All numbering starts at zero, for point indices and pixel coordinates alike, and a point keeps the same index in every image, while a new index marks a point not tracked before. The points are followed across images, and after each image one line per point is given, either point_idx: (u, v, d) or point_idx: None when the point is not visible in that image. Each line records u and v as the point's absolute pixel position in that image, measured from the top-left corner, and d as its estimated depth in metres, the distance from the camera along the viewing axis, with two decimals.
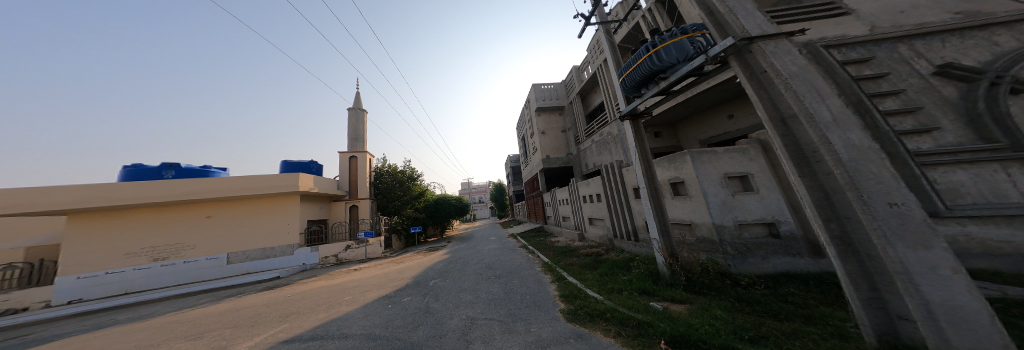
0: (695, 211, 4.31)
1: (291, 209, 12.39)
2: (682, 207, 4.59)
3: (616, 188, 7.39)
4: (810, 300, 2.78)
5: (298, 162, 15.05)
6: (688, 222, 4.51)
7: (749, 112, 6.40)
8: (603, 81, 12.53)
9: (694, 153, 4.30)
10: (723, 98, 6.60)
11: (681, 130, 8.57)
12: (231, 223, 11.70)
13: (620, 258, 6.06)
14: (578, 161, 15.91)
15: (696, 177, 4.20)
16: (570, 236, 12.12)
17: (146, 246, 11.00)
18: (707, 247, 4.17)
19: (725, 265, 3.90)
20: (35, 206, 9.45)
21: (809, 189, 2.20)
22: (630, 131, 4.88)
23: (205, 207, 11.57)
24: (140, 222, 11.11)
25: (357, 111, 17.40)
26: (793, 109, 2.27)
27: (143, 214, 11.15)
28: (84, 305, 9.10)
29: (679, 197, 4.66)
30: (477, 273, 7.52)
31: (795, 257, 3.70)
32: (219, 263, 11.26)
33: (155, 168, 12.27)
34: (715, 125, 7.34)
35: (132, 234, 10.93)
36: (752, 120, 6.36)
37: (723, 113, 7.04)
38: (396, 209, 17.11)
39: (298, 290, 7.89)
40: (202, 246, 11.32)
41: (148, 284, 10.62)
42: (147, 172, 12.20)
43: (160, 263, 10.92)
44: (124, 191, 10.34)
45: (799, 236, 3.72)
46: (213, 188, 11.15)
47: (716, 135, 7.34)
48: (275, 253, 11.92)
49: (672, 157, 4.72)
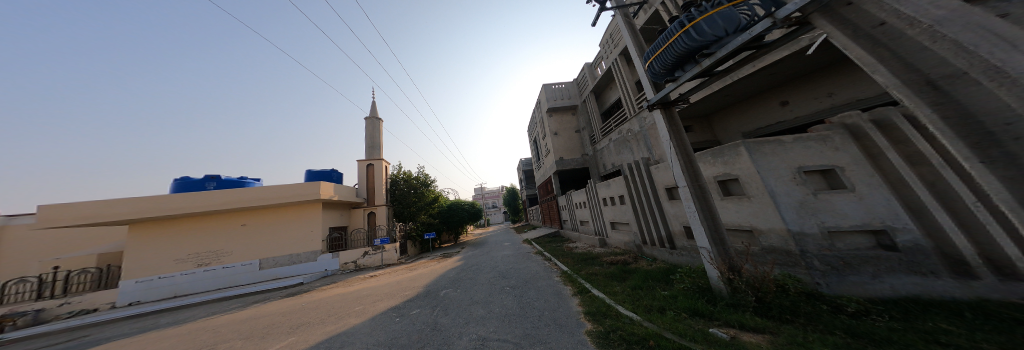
0: (762, 215, 3.65)
1: (314, 216, 12.70)
2: (738, 210, 3.99)
3: (643, 189, 6.57)
4: (982, 343, 1.90)
5: (319, 171, 15.61)
6: (750, 228, 3.86)
7: (810, 97, 5.37)
8: (620, 76, 11.72)
9: (751, 145, 3.70)
10: (774, 81, 5.61)
11: (716, 122, 7.60)
12: (259, 231, 12.20)
13: (656, 269, 5.27)
14: (594, 162, 15.03)
15: (757, 172, 3.61)
16: (589, 241, 11.24)
17: (189, 252, 11.69)
18: (780, 258, 3.55)
19: (812, 284, 3.28)
20: (96, 217, 10.37)
21: (1005, 183, 1.24)
22: (662, 124, 4.20)
23: (239, 216, 12.15)
24: (184, 230, 11.84)
25: (373, 120, 17.91)
26: (954, 67, 1.32)
27: (185, 223, 11.87)
28: (136, 308, 9.72)
29: (737, 198, 3.97)
30: (490, 283, 6.95)
31: (926, 278, 2.77)
32: (253, 269, 11.74)
33: (199, 181, 13.23)
34: (762, 114, 6.34)
35: (178, 242, 11.71)
36: (815, 105, 5.33)
37: (774, 99, 6.03)
38: (411, 215, 17.16)
39: (318, 297, 7.85)
40: (238, 252, 11.89)
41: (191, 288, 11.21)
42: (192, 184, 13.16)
43: (203, 269, 11.55)
44: (169, 202, 11.08)
45: (929, 249, 2.80)
46: (243, 198, 11.66)
47: (764, 125, 6.34)
48: (300, 260, 12.21)
49: (723, 148, 4.04)
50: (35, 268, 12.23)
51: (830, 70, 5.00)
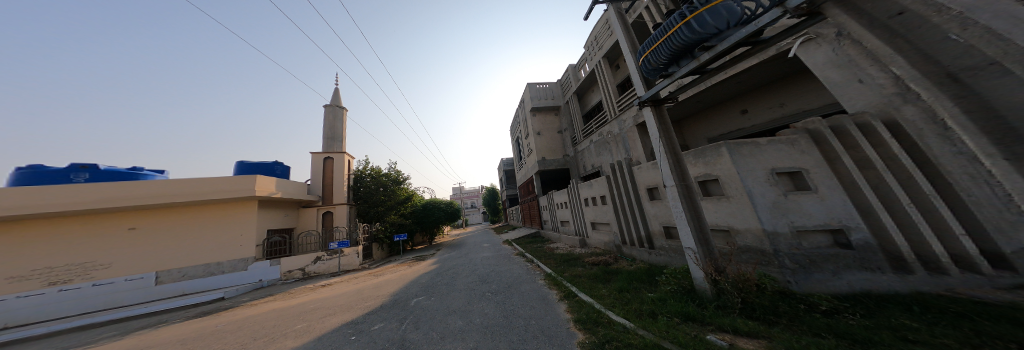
0: (741, 215, 3.82)
1: (246, 217, 10.73)
2: (718, 209, 4.16)
3: (625, 188, 6.69)
4: (943, 340, 1.88)
5: (258, 163, 13.28)
6: (727, 228, 4.06)
7: (766, 107, 5.99)
8: (603, 79, 12.16)
9: (731, 146, 3.85)
10: (739, 90, 6.14)
11: (685, 128, 8.15)
12: (162, 236, 9.87)
13: (640, 268, 5.39)
14: (575, 162, 15.36)
15: (737, 172, 3.77)
16: (569, 242, 11.33)
17: (38, 267, 8.85)
18: (753, 257, 3.75)
19: (783, 282, 3.41)
20: None
21: None
22: (651, 121, 4.21)
23: (128, 217, 9.71)
24: (35, 237, 8.98)
25: (335, 107, 15.93)
26: None
27: (36, 227, 9.00)
28: None
29: (717, 198, 4.14)
30: (468, 288, 6.43)
31: (874, 273, 3.04)
32: (144, 285, 9.29)
33: (62, 171, 10.09)
34: (725, 121, 6.91)
35: (25, 251, 8.83)
36: (769, 115, 5.96)
37: (736, 108, 6.62)
38: (378, 215, 15.57)
39: (250, 314, 6.50)
40: (121, 264, 9.41)
41: (39, 315, 8.30)
42: (49, 175, 9.96)
43: (54, 288, 8.65)
44: (13, 199, 8.32)
45: (878, 247, 3.09)
46: (145, 193, 9.36)
47: (726, 132, 6.91)
48: (221, 270, 10.13)
49: (706, 148, 4.19)
50: None
51: (784, 83, 5.61)
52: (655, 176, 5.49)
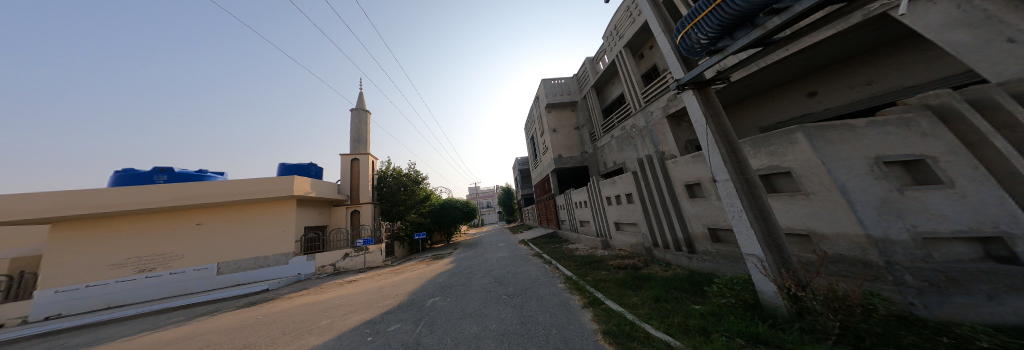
0: (827, 218, 3.16)
1: (286, 215, 11.58)
2: (798, 208, 3.49)
3: (656, 185, 5.96)
4: None
5: (295, 165, 14.35)
6: (806, 231, 3.42)
7: (843, 87, 4.91)
8: (625, 70, 11.24)
9: (811, 129, 3.25)
10: (805, 68, 5.07)
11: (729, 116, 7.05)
12: (220, 231, 10.91)
13: (680, 275, 4.64)
14: (594, 160, 14.51)
15: (823, 162, 3.14)
16: (590, 243, 10.65)
17: (131, 256, 10.21)
18: (850, 270, 3.00)
19: (909, 307, 2.52)
20: (6, 214, 8.73)
21: None
22: (695, 105, 3.56)
23: (194, 214, 10.84)
24: (124, 231, 10.37)
25: (360, 111, 16.73)
26: None
27: (125, 223, 10.39)
28: (50, 323, 8.11)
29: (793, 194, 3.51)
30: (485, 290, 6.16)
31: None
32: (208, 275, 10.36)
33: (145, 174, 11.65)
34: (783, 107, 5.86)
35: (118, 243, 10.19)
36: (846, 97, 4.90)
37: (800, 90, 5.52)
38: (400, 214, 16.08)
39: (285, 307, 6.84)
40: (191, 256, 10.55)
41: (129, 298, 9.65)
42: (136, 177, 11.57)
43: (143, 275, 10.02)
44: (105, 197, 9.60)
45: None
46: (202, 193, 10.35)
47: (784, 119, 5.84)
48: (267, 263, 11.04)
49: (779, 134, 3.59)
50: None
51: (871, 55, 4.48)
52: (697, 169, 4.70)
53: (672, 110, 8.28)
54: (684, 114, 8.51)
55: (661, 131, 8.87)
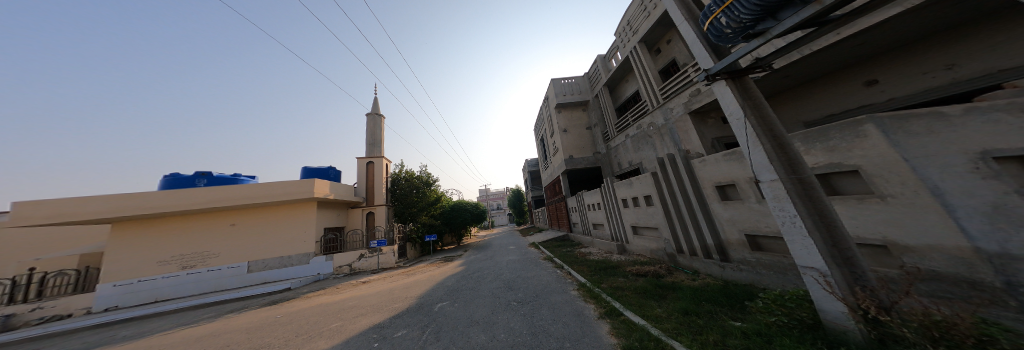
0: (914, 227, 2.37)
1: (307, 216, 12.06)
2: (869, 213, 2.70)
3: (678, 186, 5.49)
4: None
5: (315, 168, 14.96)
6: (883, 242, 2.61)
7: (910, 72, 4.37)
8: (640, 67, 10.69)
9: (884, 119, 2.52)
10: (858, 55, 4.60)
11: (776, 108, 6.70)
12: (250, 232, 11.53)
13: (713, 286, 4.20)
14: (607, 160, 13.97)
15: (904, 158, 2.39)
16: (604, 247, 10.16)
17: (175, 254, 11.00)
18: (951, 292, 2.20)
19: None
20: (67, 215, 9.63)
21: None
22: (729, 97, 3.20)
23: (227, 215, 11.51)
24: (166, 231, 11.14)
25: (375, 116, 17.24)
26: None
27: (167, 223, 11.17)
28: (108, 315, 8.91)
29: (862, 197, 2.74)
30: (493, 296, 5.95)
31: None
32: (240, 272, 11.02)
33: (190, 178, 12.66)
34: (835, 98, 5.36)
35: (163, 242, 11.02)
36: (917, 85, 4.31)
37: (857, 78, 5.00)
38: (412, 216, 16.31)
39: (302, 307, 6.99)
40: (225, 255, 11.18)
41: (170, 293, 10.43)
42: (182, 181, 12.58)
43: (186, 272, 10.81)
44: (150, 200, 10.35)
45: None
46: (232, 196, 10.94)
47: (836, 112, 5.36)
48: (290, 263, 11.51)
49: (841, 126, 2.87)
50: (11, 270, 11.56)
51: (946, 36, 3.91)
52: (731, 169, 4.23)
53: (696, 106, 7.72)
54: (709, 110, 7.90)
55: (682, 128, 8.29)
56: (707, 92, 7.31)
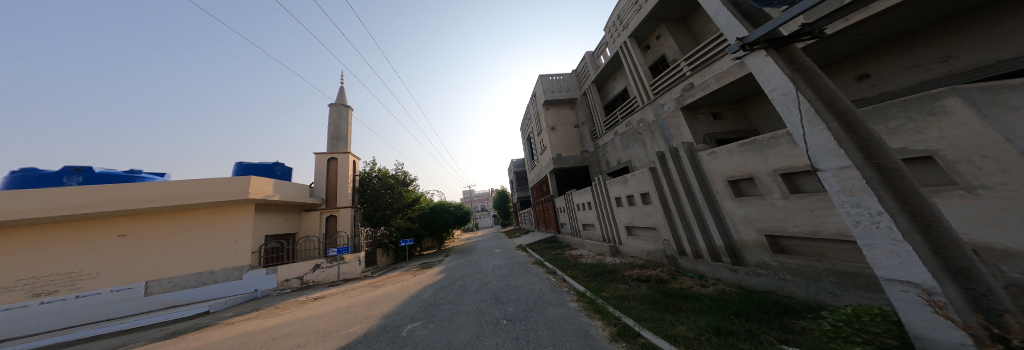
0: (1019, 228, 1.96)
1: (241, 221, 9.92)
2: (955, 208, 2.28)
3: (683, 182, 4.99)
4: None
5: (258, 164, 12.62)
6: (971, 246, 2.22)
7: (906, 65, 4.52)
8: (630, 62, 10.56)
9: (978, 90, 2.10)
10: (858, 47, 4.79)
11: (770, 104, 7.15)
12: (150, 243, 9.09)
13: (738, 297, 3.38)
14: (596, 159, 13.78)
15: (1006, 139, 1.96)
16: (594, 248, 9.67)
17: (23, 277, 8.17)
18: None
19: None
20: None
21: None
22: (772, 68, 2.48)
23: (117, 223, 8.96)
24: (15, 246, 8.24)
25: (339, 106, 15.19)
26: None
27: (14, 236, 8.28)
28: None
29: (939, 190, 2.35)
30: (477, 312, 4.96)
31: None
32: (131, 297, 8.49)
33: (52, 175, 9.62)
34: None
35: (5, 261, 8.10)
36: (908, 78, 4.51)
37: (849, 73, 5.22)
38: (383, 219, 14.46)
39: (213, 339, 5.28)
40: (108, 274, 8.66)
41: (13, 333, 7.47)
42: (38, 178, 9.49)
43: (39, 301, 7.92)
44: None
45: None
46: (126, 197, 8.52)
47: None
48: (217, 279, 9.30)
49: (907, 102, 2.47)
50: None
51: (940, 30, 4.13)
52: (749, 161, 3.68)
53: (689, 100, 7.73)
54: (700, 106, 7.95)
55: (674, 124, 8.27)
56: (700, 86, 7.39)
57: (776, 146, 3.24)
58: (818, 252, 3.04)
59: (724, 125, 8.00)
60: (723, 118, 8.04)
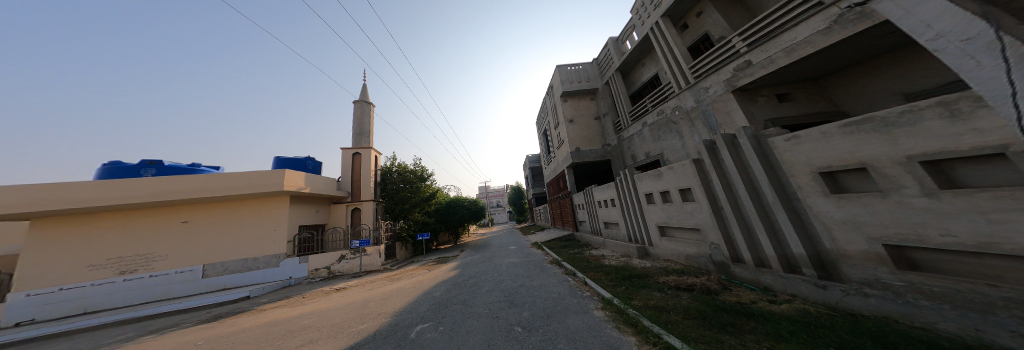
0: None
1: (277, 212, 10.59)
2: None
3: (746, 175, 4.17)
4: None
5: (291, 159, 13.42)
6: None
7: None
8: (662, 45, 9.31)
9: None
10: None
11: (866, 79, 5.72)
12: (205, 230, 10.02)
13: (836, 322, 2.47)
14: (619, 153, 12.65)
15: None
16: (618, 249, 8.84)
17: (110, 256, 9.35)
18: None
19: None
20: None
21: None
22: (926, 12, 2.13)
23: (180, 211, 9.98)
24: (103, 229, 9.47)
25: (363, 104, 15.65)
26: None
27: (100, 220, 9.47)
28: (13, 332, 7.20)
29: None
30: (490, 315, 4.53)
31: None
32: (192, 278, 9.46)
33: (134, 167, 11.04)
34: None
35: (95, 242, 9.32)
36: None
37: None
38: (403, 213, 14.78)
39: (245, 325, 5.51)
40: (174, 256, 9.70)
41: (104, 304, 8.71)
42: (125, 170, 10.94)
43: (123, 278, 9.12)
44: (79, 191, 8.69)
45: None
46: (182, 188, 9.36)
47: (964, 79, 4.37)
48: (257, 265, 10.06)
49: None
50: None
51: None
52: (861, 147, 2.76)
53: (743, 81, 6.55)
54: (759, 86, 6.70)
55: (724, 109, 7.08)
56: (762, 62, 6.17)
57: (915, 124, 2.34)
58: (988, 274, 2.05)
59: (795, 107, 6.63)
60: (793, 99, 6.68)
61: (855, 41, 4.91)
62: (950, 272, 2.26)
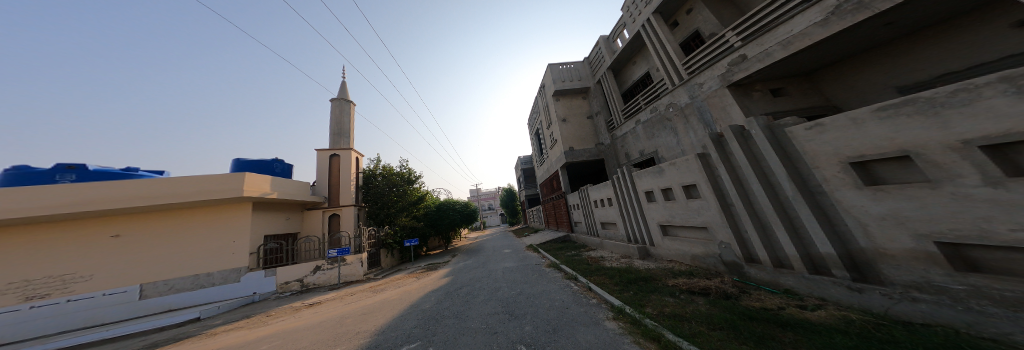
0: None
1: (238, 221, 9.42)
2: None
3: (761, 170, 3.92)
4: None
5: (255, 161, 12.16)
6: None
7: None
8: (654, 42, 9.20)
9: None
10: None
11: (858, 73, 5.81)
12: (143, 244, 8.67)
13: (902, 337, 2.12)
14: (613, 152, 12.49)
15: None
16: (617, 250, 8.53)
17: (20, 278, 7.89)
18: None
19: None
20: None
21: None
22: None
23: (111, 223, 8.59)
24: (12, 245, 7.97)
25: (342, 102, 14.59)
26: None
27: (8, 235, 7.98)
28: None
29: None
30: (483, 331, 3.98)
31: None
32: (128, 299, 8.11)
33: (47, 171, 9.38)
34: (958, 50, 4.42)
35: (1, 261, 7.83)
36: None
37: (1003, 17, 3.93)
38: (388, 218, 13.80)
39: None
40: (101, 276, 8.30)
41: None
42: (34, 175, 9.28)
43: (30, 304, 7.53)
44: None
45: None
46: (115, 196, 8.04)
47: (959, 70, 4.42)
48: (211, 282, 8.84)
49: None
50: None
51: None
52: (900, 132, 2.52)
53: (738, 75, 6.44)
54: (754, 81, 6.64)
55: (720, 104, 6.98)
56: (757, 56, 6.06)
57: (969, 103, 2.09)
58: None
59: (790, 102, 6.65)
60: (787, 94, 6.69)
61: (852, 34, 4.89)
62: (1017, 272, 2.02)
